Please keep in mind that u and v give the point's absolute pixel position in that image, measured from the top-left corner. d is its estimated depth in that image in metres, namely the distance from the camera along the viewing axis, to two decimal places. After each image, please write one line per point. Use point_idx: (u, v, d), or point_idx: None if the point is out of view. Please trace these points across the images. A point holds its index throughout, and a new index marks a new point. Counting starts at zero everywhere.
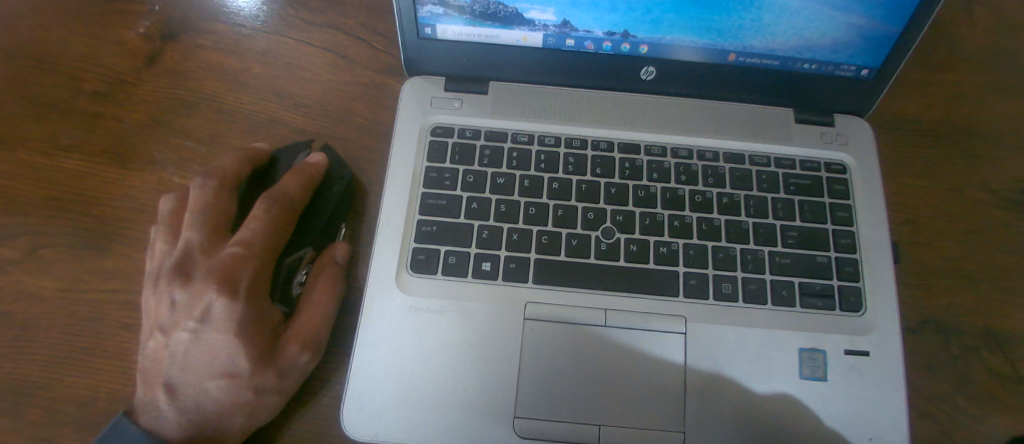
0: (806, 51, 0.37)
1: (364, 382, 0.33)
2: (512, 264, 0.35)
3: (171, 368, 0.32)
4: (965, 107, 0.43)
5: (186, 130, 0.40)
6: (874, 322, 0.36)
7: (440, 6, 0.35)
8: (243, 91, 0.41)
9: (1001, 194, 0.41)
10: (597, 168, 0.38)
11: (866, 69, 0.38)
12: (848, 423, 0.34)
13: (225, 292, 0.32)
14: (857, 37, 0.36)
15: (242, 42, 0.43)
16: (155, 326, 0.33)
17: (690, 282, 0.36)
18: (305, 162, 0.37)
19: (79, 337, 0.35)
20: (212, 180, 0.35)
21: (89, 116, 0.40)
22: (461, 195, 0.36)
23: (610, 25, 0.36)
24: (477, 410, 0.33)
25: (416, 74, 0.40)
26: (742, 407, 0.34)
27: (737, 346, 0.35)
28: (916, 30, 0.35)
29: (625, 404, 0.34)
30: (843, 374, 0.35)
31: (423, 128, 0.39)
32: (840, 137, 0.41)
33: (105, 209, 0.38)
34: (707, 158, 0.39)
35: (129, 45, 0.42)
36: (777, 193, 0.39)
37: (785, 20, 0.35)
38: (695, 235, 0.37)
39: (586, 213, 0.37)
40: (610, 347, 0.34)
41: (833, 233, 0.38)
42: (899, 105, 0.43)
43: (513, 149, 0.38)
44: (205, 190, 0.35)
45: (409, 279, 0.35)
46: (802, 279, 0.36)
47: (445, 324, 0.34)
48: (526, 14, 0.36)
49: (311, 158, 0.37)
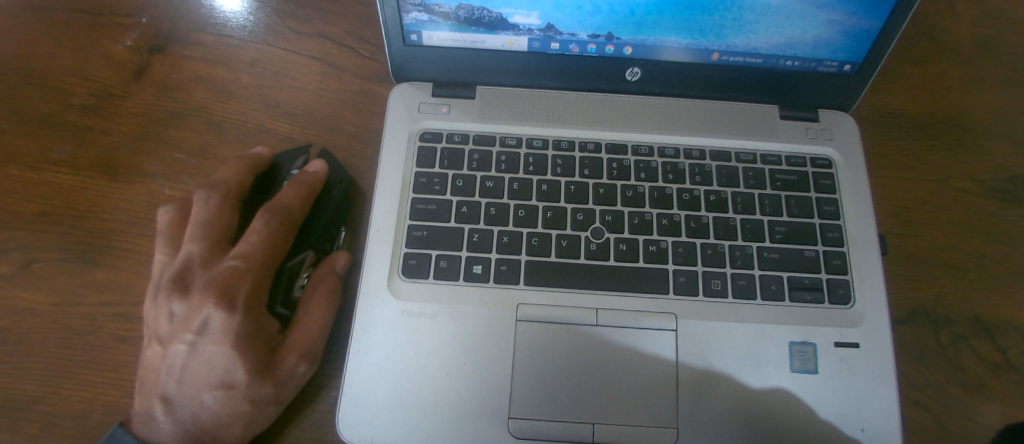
0: (789, 48, 0.38)
1: (358, 388, 0.33)
2: (503, 266, 0.35)
3: (167, 379, 0.32)
4: (948, 100, 0.44)
5: (176, 142, 0.40)
6: (863, 313, 0.36)
7: (425, 13, 0.36)
8: (232, 101, 0.41)
9: (987, 184, 0.41)
10: (586, 169, 0.39)
11: (849, 64, 0.38)
12: (840, 415, 0.35)
13: (223, 306, 0.32)
14: (839, 34, 0.36)
15: (231, 52, 0.43)
16: (154, 337, 0.33)
17: (680, 279, 0.36)
18: (306, 171, 0.37)
19: (74, 351, 0.35)
20: (216, 194, 0.36)
21: (80, 129, 0.40)
22: (451, 200, 0.37)
23: (594, 28, 0.37)
24: (472, 413, 0.33)
25: (404, 80, 0.41)
26: (737, 402, 0.34)
27: (729, 341, 0.35)
28: (895, 25, 0.35)
29: (621, 403, 0.34)
30: (834, 367, 0.35)
31: (412, 134, 0.39)
32: (824, 132, 0.41)
33: (97, 222, 0.38)
34: (693, 156, 0.40)
35: (117, 58, 0.42)
36: (764, 188, 0.39)
37: (766, 19, 0.36)
38: (684, 233, 0.37)
39: (575, 214, 0.37)
40: (603, 347, 0.35)
41: (820, 227, 0.38)
42: (883, 99, 0.44)
43: (502, 152, 0.39)
44: (208, 204, 0.35)
45: (401, 284, 0.35)
46: (791, 273, 0.37)
47: (438, 328, 0.34)
48: (511, 19, 0.36)
49: (310, 167, 0.37)
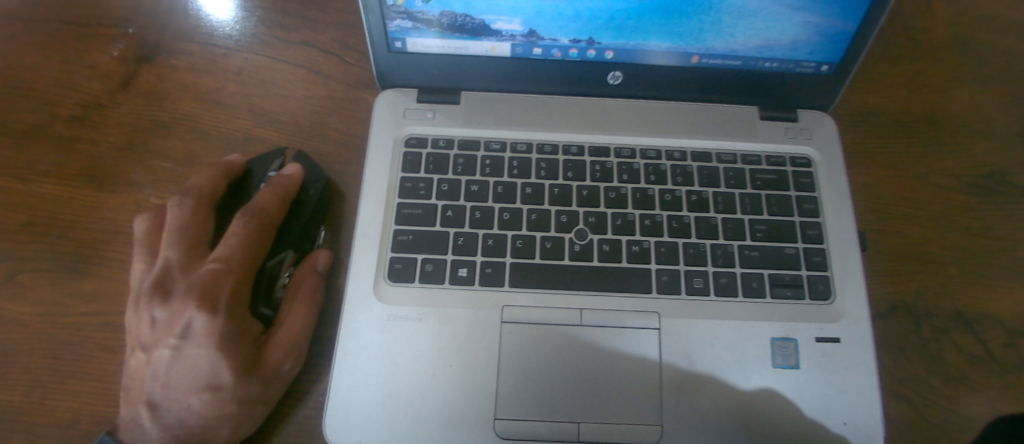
0: (766, 50, 0.39)
1: (345, 391, 0.34)
2: (488, 269, 0.36)
3: (153, 385, 0.32)
4: (925, 98, 0.45)
5: (163, 151, 0.40)
6: (843, 309, 0.37)
7: (409, 20, 0.36)
8: (219, 109, 0.42)
9: (966, 180, 0.42)
10: (569, 172, 0.39)
11: (826, 64, 0.39)
12: (821, 409, 0.35)
13: (205, 309, 0.32)
14: (815, 35, 0.37)
15: (218, 61, 0.43)
16: (137, 344, 0.33)
17: (662, 278, 0.37)
18: (283, 174, 0.37)
19: (62, 360, 0.35)
20: (190, 199, 0.36)
21: (66, 139, 0.40)
22: (436, 204, 0.37)
23: (575, 33, 0.38)
24: (458, 415, 0.34)
25: (389, 87, 0.41)
26: (719, 398, 0.35)
27: (711, 339, 0.36)
28: (870, 26, 0.36)
29: (606, 402, 0.34)
30: (815, 361, 0.36)
31: (398, 140, 0.39)
32: (804, 132, 0.42)
33: (84, 232, 0.38)
34: (675, 157, 0.40)
35: (104, 68, 0.42)
36: (744, 188, 0.40)
37: (743, 22, 0.37)
38: (666, 233, 0.38)
39: (559, 216, 0.38)
40: (588, 347, 0.35)
41: (800, 225, 0.39)
42: (861, 98, 0.45)
43: (486, 156, 0.39)
44: (182, 210, 0.35)
45: (387, 288, 0.35)
46: (772, 271, 0.37)
47: (425, 331, 0.35)
48: (493, 25, 0.37)
49: (286, 170, 0.38)
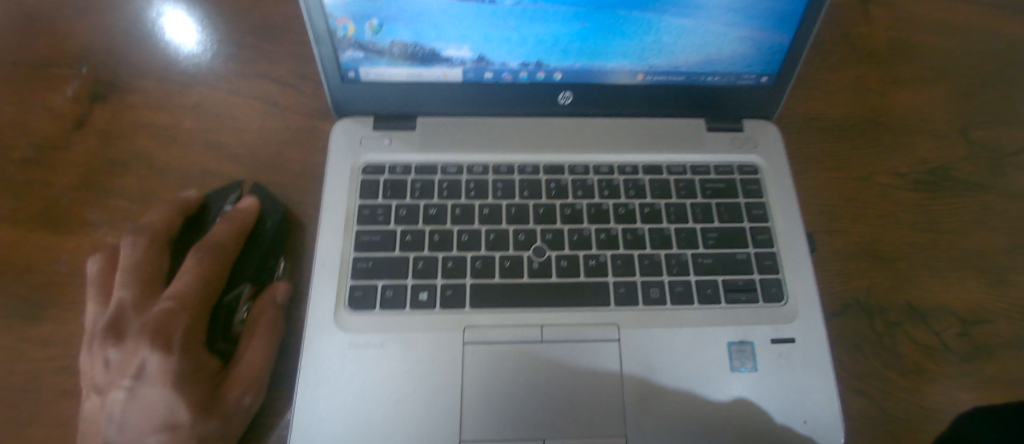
0: (707, 66, 0.41)
1: (308, 423, 0.33)
2: (449, 290, 0.36)
3: (107, 430, 0.31)
4: (863, 104, 0.47)
5: (118, 189, 0.40)
6: (795, 310, 0.38)
7: (360, 51, 0.37)
8: (175, 145, 0.42)
9: (908, 178, 0.44)
10: (525, 191, 0.40)
11: (765, 76, 0.41)
12: (780, 409, 0.36)
13: (159, 347, 0.32)
14: (751, 49, 0.39)
15: (174, 97, 0.43)
16: (90, 387, 0.32)
17: (620, 290, 0.38)
18: (238, 207, 0.38)
19: (12, 410, 0.34)
20: (143, 237, 0.36)
21: (18, 182, 0.40)
22: (395, 229, 0.38)
23: (523, 56, 0.39)
24: (424, 440, 0.34)
25: (346, 116, 0.42)
26: (681, 405, 0.35)
27: (669, 347, 0.36)
28: (800, 38, 0.38)
29: (570, 416, 0.35)
30: (771, 362, 0.37)
31: (355, 167, 0.40)
32: (750, 141, 0.44)
33: (37, 276, 0.37)
34: (627, 172, 0.42)
35: (57, 109, 0.42)
36: (694, 198, 0.41)
37: (682, 39, 0.38)
38: (621, 246, 0.39)
39: (517, 235, 0.38)
40: (550, 362, 0.36)
41: (750, 230, 0.41)
42: (803, 106, 0.47)
43: (443, 180, 0.40)
44: (136, 248, 0.35)
45: (347, 317, 0.35)
46: (726, 276, 0.39)
47: (387, 357, 0.35)
48: (443, 52, 0.38)
49: (242, 203, 0.38)
